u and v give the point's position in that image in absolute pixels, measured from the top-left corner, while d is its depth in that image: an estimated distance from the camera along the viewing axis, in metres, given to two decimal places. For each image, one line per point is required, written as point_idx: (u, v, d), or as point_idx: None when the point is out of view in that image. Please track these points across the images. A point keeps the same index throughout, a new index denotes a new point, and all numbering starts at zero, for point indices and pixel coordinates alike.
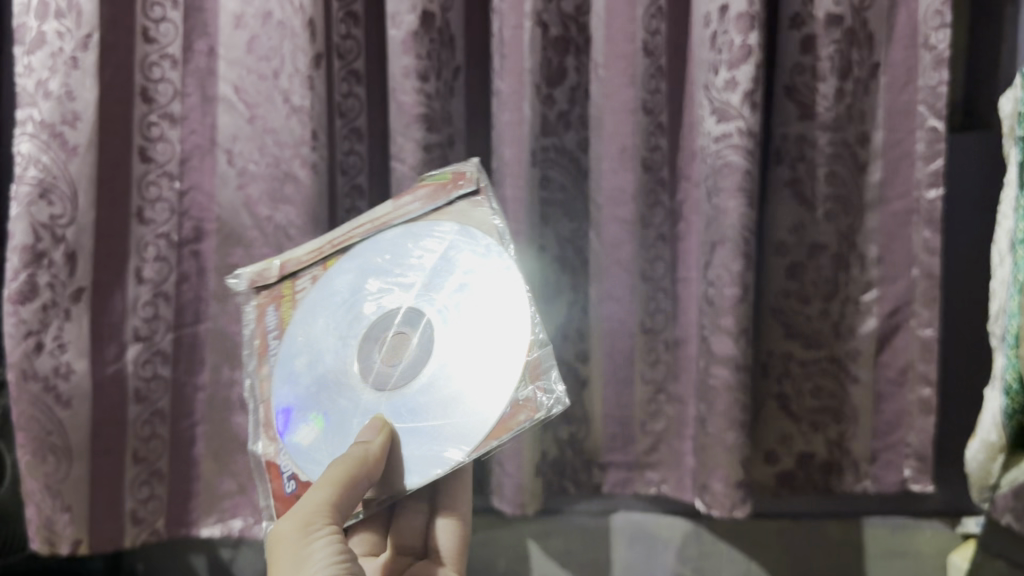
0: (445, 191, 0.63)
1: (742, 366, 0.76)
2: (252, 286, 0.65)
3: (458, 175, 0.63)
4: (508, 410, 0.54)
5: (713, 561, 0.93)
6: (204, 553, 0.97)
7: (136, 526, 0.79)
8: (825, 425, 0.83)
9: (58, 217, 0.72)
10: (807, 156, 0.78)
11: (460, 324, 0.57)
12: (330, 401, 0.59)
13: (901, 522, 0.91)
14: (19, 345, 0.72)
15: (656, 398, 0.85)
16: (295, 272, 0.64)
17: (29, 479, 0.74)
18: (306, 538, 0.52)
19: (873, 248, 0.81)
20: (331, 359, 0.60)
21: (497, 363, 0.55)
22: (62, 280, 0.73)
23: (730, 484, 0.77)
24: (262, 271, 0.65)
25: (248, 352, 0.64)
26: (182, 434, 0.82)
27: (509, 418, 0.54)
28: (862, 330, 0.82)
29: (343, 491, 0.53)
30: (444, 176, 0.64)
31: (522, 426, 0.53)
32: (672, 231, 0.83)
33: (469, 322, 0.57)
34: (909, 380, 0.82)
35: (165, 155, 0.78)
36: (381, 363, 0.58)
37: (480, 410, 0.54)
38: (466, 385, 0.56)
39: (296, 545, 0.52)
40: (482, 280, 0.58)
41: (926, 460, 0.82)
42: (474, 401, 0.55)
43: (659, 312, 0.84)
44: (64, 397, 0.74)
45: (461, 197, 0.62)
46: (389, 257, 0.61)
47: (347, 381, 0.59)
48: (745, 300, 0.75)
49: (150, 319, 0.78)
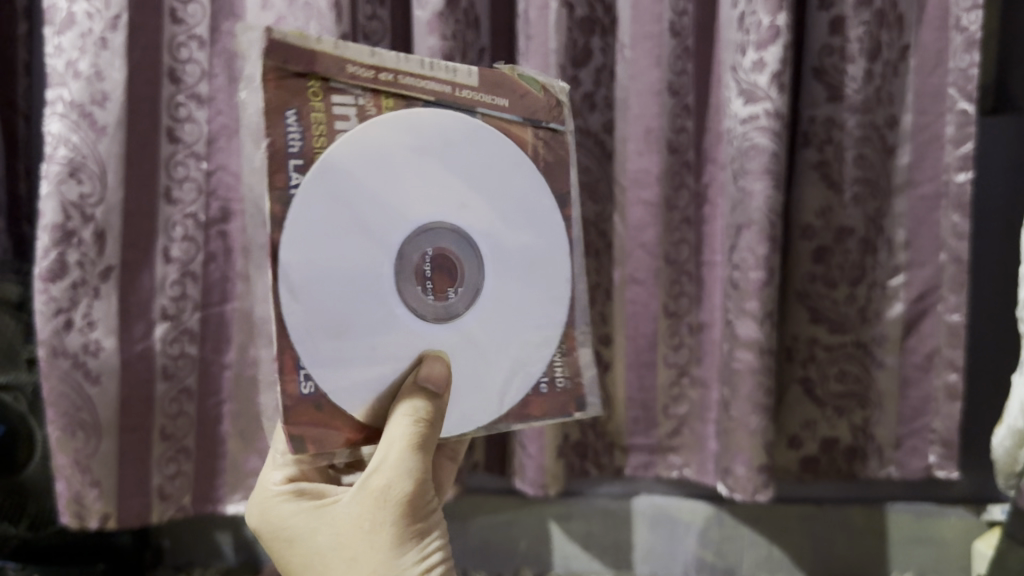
0: (534, 109, 0.55)
1: (767, 350, 0.76)
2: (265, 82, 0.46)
3: (548, 92, 0.56)
4: (534, 390, 0.55)
5: (735, 545, 0.93)
6: (230, 530, 0.97)
7: (163, 502, 0.80)
8: (850, 411, 0.83)
9: (87, 196, 0.72)
10: (836, 139, 0.77)
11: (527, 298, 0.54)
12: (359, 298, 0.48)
13: (923, 509, 0.90)
14: (48, 323, 0.73)
15: (680, 381, 0.85)
16: (359, 74, 0.48)
17: (58, 454, 0.75)
18: (417, 527, 0.47)
19: (901, 232, 0.81)
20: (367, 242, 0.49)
21: (545, 334, 0.55)
22: (92, 258, 0.74)
23: (753, 468, 0.77)
24: (297, 48, 0.47)
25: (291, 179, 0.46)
26: (209, 412, 0.82)
27: (537, 399, 0.55)
28: (889, 315, 0.82)
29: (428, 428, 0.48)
30: (531, 81, 0.55)
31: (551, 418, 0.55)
32: (697, 215, 0.83)
33: (530, 293, 0.55)
34: (936, 365, 0.82)
35: (193, 135, 0.78)
36: (437, 302, 0.51)
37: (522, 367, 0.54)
38: (519, 337, 0.54)
39: (411, 524, 0.47)
40: (554, 256, 0.56)
41: (952, 446, 0.82)
42: (513, 369, 0.54)
43: (683, 295, 0.84)
44: (93, 373, 0.75)
45: (548, 128, 0.56)
46: (473, 165, 0.52)
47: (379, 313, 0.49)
48: (771, 284, 0.75)
49: (178, 298, 0.78)
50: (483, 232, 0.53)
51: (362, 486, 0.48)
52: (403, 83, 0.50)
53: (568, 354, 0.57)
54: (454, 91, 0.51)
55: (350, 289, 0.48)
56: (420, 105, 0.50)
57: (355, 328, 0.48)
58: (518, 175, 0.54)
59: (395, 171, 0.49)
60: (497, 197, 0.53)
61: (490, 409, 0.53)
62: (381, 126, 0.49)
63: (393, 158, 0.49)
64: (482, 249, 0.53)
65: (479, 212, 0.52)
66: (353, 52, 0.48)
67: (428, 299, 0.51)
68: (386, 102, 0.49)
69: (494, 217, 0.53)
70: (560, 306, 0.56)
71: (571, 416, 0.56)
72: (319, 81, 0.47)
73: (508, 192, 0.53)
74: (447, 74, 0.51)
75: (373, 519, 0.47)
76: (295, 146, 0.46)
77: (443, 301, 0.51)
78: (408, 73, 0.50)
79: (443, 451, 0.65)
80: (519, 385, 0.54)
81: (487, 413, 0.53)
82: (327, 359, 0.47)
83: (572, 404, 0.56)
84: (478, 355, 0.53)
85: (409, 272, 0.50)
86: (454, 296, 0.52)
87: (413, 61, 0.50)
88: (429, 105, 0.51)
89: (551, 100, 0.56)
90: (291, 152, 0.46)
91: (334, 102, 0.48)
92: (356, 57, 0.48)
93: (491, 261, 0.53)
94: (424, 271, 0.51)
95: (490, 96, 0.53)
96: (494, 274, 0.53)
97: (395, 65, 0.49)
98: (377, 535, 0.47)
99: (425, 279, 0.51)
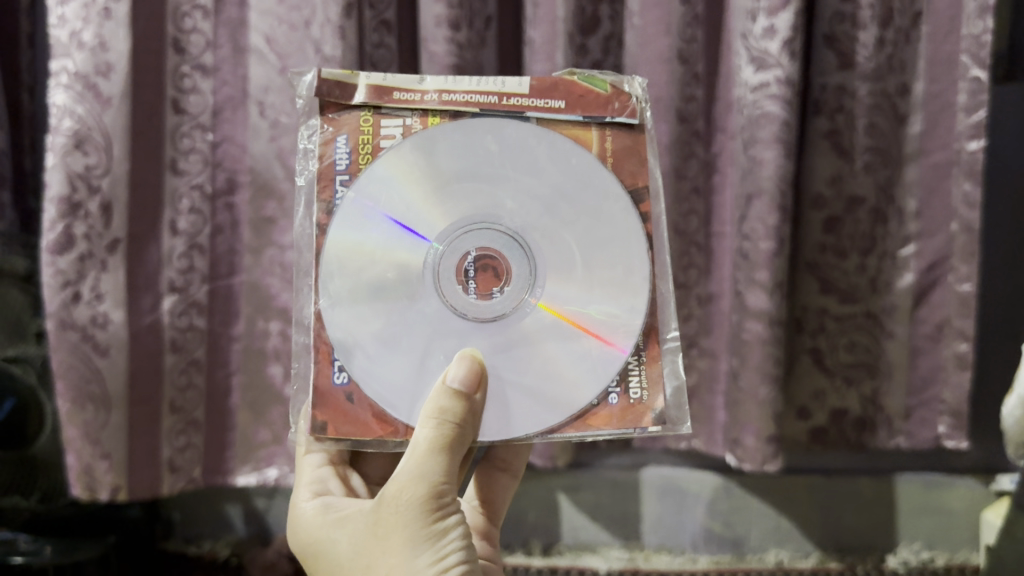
0: (598, 107, 0.56)
1: (776, 320, 0.76)
2: (324, 113, 0.56)
3: (618, 90, 0.57)
4: (602, 399, 0.54)
5: (743, 515, 0.93)
6: (241, 502, 0.97)
7: (173, 474, 0.80)
8: (859, 381, 0.83)
9: (93, 167, 0.72)
10: (847, 107, 0.77)
11: (587, 299, 0.55)
12: (398, 296, 0.55)
13: (933, 479, 0.90)
14: (56, 295, 0.72)
15: (689, 352, 0.85)
16: (412, 100, 0.55)
17: (68, 427, 0.74)
18: (436, 527, 0.48)
19: (912, 201, 0.80)
20: (398, 248, 0.55)
21: (612, 335, 0.55)
22: (98, 231, 0.73)
23: (762, 439, 0.78)
24: (344, 83, 0.56)
25: (337, 192, 0.55)
26: (218, 384, 0.82)
27: (604, 409, 0.54)
28: (899, 285, 0.82)
29: (455, 430, 0.50)
30: (597, 82, 0.57)
31: (617, 432, 0.54)
32: (707, 184, 0.82)
33: (597, 293, 0.55)
34: (946, 336, 0.81)
35: (198, 106, 0.78)
36: (480, 299, 0.55)
37: (581, 370, 0.54)
38: (576, 338, 0.55)
39: (429, 524, 0.48)
40: (628, 255, 0.55)
41: (961, 416, 0.82)
42: (575, 372, 0.54)
43: (692, 267, 0.83)
44: (102, 346, 0.74)
45: (618, 124, 0.57)
46: (519, 170, 0.55)
47: (422, 312, 0.55)
48: (781, 254, 0.75)
49: (186, 270, 0.78)
50: (533, 231, 0.55)
51: (384, 492, 0.50)
52: (446, 100, 0.55)
53: (648, 363, 0.55)
54: (501, 100, 0.56)
55: (381, 288, 0.54)
56: (468, 116, 0.55)
57: (392, 322, 0.54)
58: (567, 169, 0.56)
59: (440, 179, 0.55)
60: (553, 199, 0.56)
61: (550, 414, 0.54)
62: (427, 139, 0.55)
63: (439, 169, 0.55)
64: (534, 249, 0.55)
65: (532, 212, 0.55)
66: (398, 81, 0.56)
67: (470, 297, 0.55)
68: (430, 119, 0.55)
69: (547, 217, 0.56)
70: (637, 306, 0.55)
71: (647, 429, 0.55)
72: (372, 110, 0.56)
73: (548, 194, 0.56)
74: (495, 87, 0.56)
75: (385, 525, 0.48)
76: (342, 162, 0.55)
77: (487, 299, 0.55)
78: (453, 91, 0.56)
79: (494, 462, 0.66)
80: (582, 389, 0.54)
81: (549, 417, 0.54)
82: (365, 349, 0.54)
83: (648, 415, 0.55)
84: (535, 354, 0.55)
85: (450, 271, 0.55)
86: (499, 294, 0.55)
87: (461, 80, 0.56)
88: (476, 117, 0.56)
89: (618, 97, 0.57)
90: (337, 168, 0.55)
91: (381, 123, 0.56)
92: (406, 86, 0.56)
93: (544, 260, 0.55)
94: (467, 271, 0.55)
95: (545, 100, 0.56)
96: (550, 271, 0.55)
97: (440, 89, 0.56)
98: (389, 538, 0.48)
99: (468, 278, 0.55)
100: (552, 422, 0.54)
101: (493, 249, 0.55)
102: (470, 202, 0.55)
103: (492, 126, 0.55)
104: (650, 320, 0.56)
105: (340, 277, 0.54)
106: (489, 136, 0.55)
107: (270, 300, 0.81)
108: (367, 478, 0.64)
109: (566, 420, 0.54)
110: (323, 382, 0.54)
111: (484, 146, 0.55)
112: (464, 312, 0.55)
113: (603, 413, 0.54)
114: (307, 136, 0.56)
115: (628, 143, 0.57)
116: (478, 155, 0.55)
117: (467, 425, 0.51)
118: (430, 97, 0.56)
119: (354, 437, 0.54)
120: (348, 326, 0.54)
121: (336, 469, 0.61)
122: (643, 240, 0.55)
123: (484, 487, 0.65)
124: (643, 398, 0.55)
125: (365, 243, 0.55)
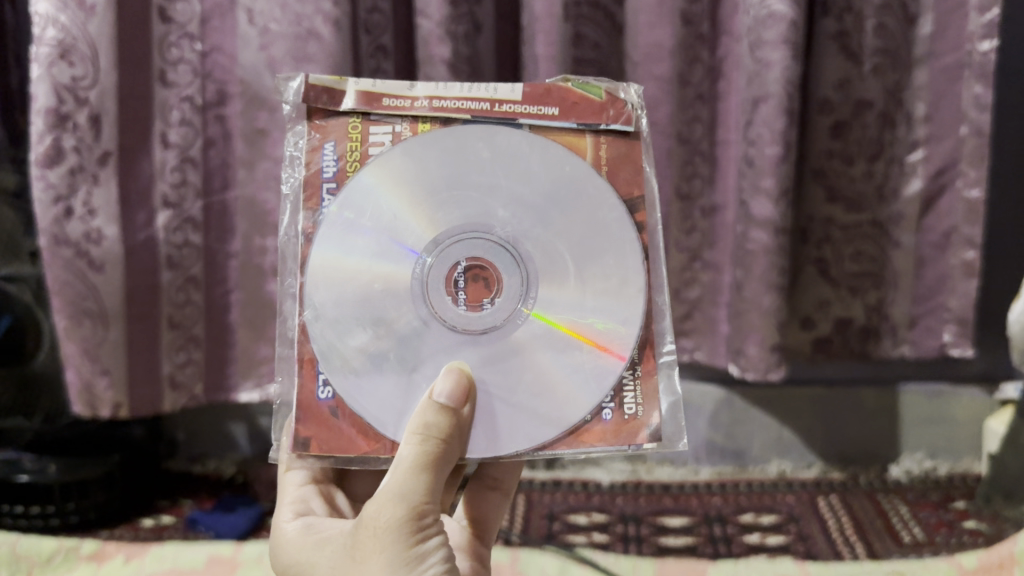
0: (592, 114, 0.50)
1: (781, 229, 0.75)
2: (309, 117, 0.49)
3: (613, 96, 0.50)
4: (595, 414, 0.48)
5: (744, 427, 0.93)
6: (244, 420, 0.97)
7: (175, 390, 0.80)
8: (864, 291, 0.82)
9: (80, 78, 0.70)
10: (855, 7, 0.75)
11: (586, 310, 0.48)
12: (383, 314, 0.47)
13: (935, 389, 0.90)
14: (48, 210, 0.71)
15: (692, 265, 0.84)
16: (400, 104, 0.48)
17: (66, 343, 0.74)
18: (418, 551, 0.42)
19: (920, 105, 0.78)
20: (384, 257, 0.47)
21: (608, 348, 0.48)
22: (88, 143, 0.71)
23: (766, 349, 0.78)
24: (331, 88, 0.48)
25: (325, 199, 0.48)
26: (217, 300, 0.81)
27: (597, 425, 0.48)
28: (906, 192, 0.80)
29: (442, 446, 0.44)
30: (591, 88, 0.50)
31: (609, 450, 0.48)
32: (712, 91, 0.80)
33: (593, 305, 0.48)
34: (953, 244, 0.80)
35: (185, 15, 0.75)
36: (472, 314, 0.48)
37: (577, 386, 0.48)
38: (573, 353, 0.48)
39: (409, 548, 0.42)
40: (622, 264, 0.48)
41: (967, 325, 0.81)
42: (569, 386, 0.48)
43: (696, 177, 0.81)
44: (97, 262, 0.73)
45: (613, 131, 0.50)
46: (514, 172, 0.48)
47: (411, 334, 0.47)
48: (787, 160, 0.73)
49: (179, 185, 0.76)
50: (527, 240, 0.48)
51: (363, 512, 0.43)
52: (437, 106, 0.49)
53: (644, 377, 0.49)
54: (493, 106, 0.49)
55: (365, 305, 0.47)
56: (459, 123, 0.49)
57: (382, 338, 0.47)
58: (562, 169, 0.48)
59: (429, 182, 0.48)
60: (548, 201, 0.48)
61: (541, 428, 0.47)
62: (419, 145, 0.48)
63: (426, 164, 0.48)
64: (529, 259, 0.48)
65: (527, 220, 0.48)
66: (388, 86, 0.49)
67: (459, 309, 0.48)
68: (420, 128, 0.49)
69: (541, 223, 0.48)
70: (634, 315, 0.48)
71: (642, 447, 0.48)
72: (360, 116, 0.49)
73: (544, 192, 0.48)
74: (486, 92, 0.49)
75: (362, 548, 0.42)
76: (329, 170, 0.48)
77: (478, 312, 0.48)
78: (444, 97, 0.49)
79: (484, 481, 0.58)
80: (576, 404, 0.47)
81: (538, 438, 0.47)
82: (350, 371, 0.47)
83: (643, 432, 0.48)
84: (527, 366, 0.48)
85: (439, 281, 0.48)
86: (489, 306, 0.48)
87: (452, 85, 0.49)
88: (469, 123, 0.49)
89: (614, 104, 0.50)
90: (324, 176, 0.48)
91: (369, 131, 0.48)
92: (394, 90, 0.49)
93: (539, 271, 0.48)
94: (456, 281, 0.48)
95: (538, 107, 0.49)
96: (544, 279, 0.48)
97: (432, 92, 0.49)
98: (366, 565, 0.42)
99: (458, 289, 0.48)
100: (541, 441, 0.47)
101: (487, 256, 0.48)
102: (461, 202, 0.48)
103: (484, 127, 0.48)
104: (646, 328, 0.49)
105: (323, 293, 0.47)
106: (483, 133, 0.48)
107: (264, 216, 0.79)
108: (354, 497, 0.56)
109: (559, 436, 0.47)
110: (305, 407, 0.47)
111: (477, 146, 0.48)
112: (456, 329, 0.48)
113: (596, 430, 0.48)
114: (293, 143, 0.49)
115: (624, 150, 0.50)
116: (468, 154, 0.48)
117: (455, 439, 0.45)
118: (418, 102, 0.49)
119: (338, 454, 0.47)
120: (332, 344, 0.47)
121: (319, 487, 0.53)
122: (639, 251, 0.48)
123: (473, 505, 0.58)
124: (637, 413, 0.48)
125: (350, 253, 0.47)
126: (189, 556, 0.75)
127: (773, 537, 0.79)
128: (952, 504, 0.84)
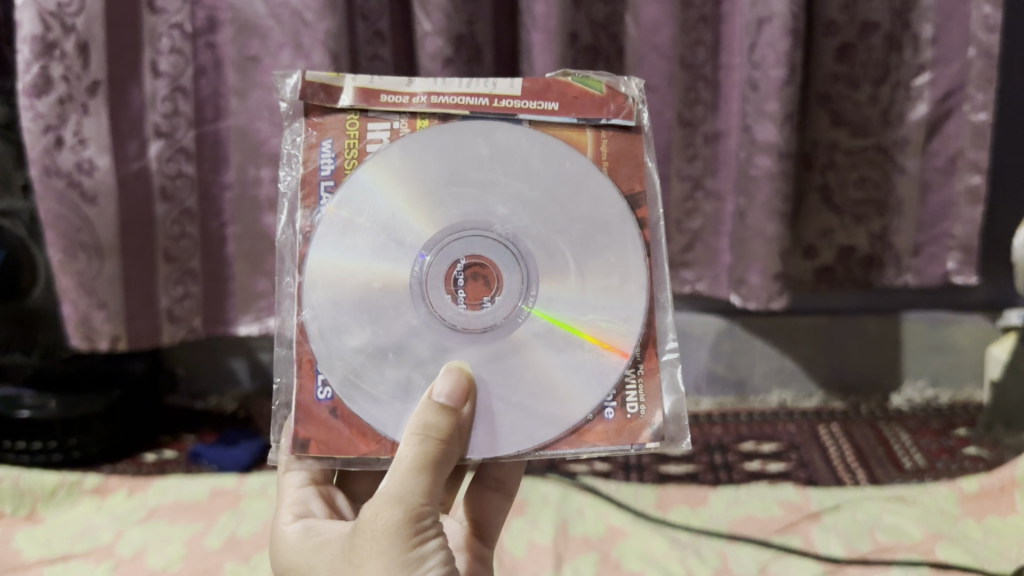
0: (592, 110, 0.47)
1: (785, 154, 0.74)
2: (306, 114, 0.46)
3: (614, 91, 0.47)
4: (597, 414, 0.45)
5: (745, 357, 0.92)
6: (244, 355, 0.97)
7: (173, 323, 0.80)
8: (869, 219, 0.82)
9: (66, 5, 0.67)
10: None
11: (588, 306, 0.45)
12: (379, 315, 0.44)
13: (939, 318, 0.90)
14: (39, 140, 0.70)
15: (693, 195, 0.83)
16: (399, 100, 0.46)
17: (61, 276, 0.73)
18: (416, 556, 0.40)
19: (928, 27, 0.75)
20: (379, 255, 0.44)
21: (610, 349, 0.45)
22: (76, 72, 0.69)
23: (768, 277, 0.77)
24: (327, 85, 0.46)
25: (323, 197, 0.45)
26: (214, 233, 0.80)
27: (599, 424, 0.45)
28: (911, 117, 0.78)
29: (443, 448, 0.41)
30: (591, 82, 0.47)
31: (610, 450, 0.45)
32: (715, 13, 0.77)
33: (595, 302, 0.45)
34: (958, 168, 0.79)
35: None
36: (475, 313, 0.45)
37: (579, 384, 0.45)
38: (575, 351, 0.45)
39: (406, 551, 0.40)
40: (625, 259, 0.45)
41: (971, 252, 0.81)
42: (571, 385, 0.45)
43: (698, 103, 0.80)
44: (90, 194, 0.72)
45: (614, 127, 0.47)
46: (514, 168, 0.45)
47: (410, 335, 0.44)
48: (792, 83, 0.71)
49: (171, 115, 0.75)
50: (527, 235, 0.45)
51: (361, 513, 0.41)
52: (435, 102, 0.45)
53: (646, 375, 0.46)
54: (492, 102, 0.46)
55: (362, 307, 0.44)
56: (458, 119, 0.45)
57: (379, 341, 0.44)
58: (563, 162, 0.45)
59: (425, 180, 0.45)
60: (549, 196, 0.45)
61: (543, 428, 0.44)
62: (415, 141, 0.45)
63: (423, 154, 0.45)
64: (530, 256, 0.45)
65: (529, 216, 0.45)
66: (386, 82, 0.46)
67: (459, 308, 0.44)
68: (418, 124, 0.45)
69: (542, 219, 0.45)
70: (636, 312, 0.45)
71: (644, 447, 0.45)
72: (358, 113, 0.46)
73: (546, 185, 0.45)
74: (485, 88, 0.46)
75: (358, 550, 0.40)
76: (326, 168, 0.45)
77: (478, 310, 0.45)
78: (442, 92, 0.46)
79: (487, 481, 0.55)
80: (577, 405, 0.44)
81: (538, 438, 0.44)
82: (349, 373, 0.44)
83: (645, 432, 0.45)
84: (527, 365, 0.44)
85: (437, 279, 0.44)
86: (489, 305, 0.45)
87: (450, 80, 0.46)
88: (468, 119, 0.46)
89: (614, 98, 0.47)
90: (321, 174, 0.45)
91: (368, 127, 0.46)
92: (391, 86, 0.46)
93: (540, 268, 0.45)
94: (455, 279, 0.45)
95: (537, 102, 0.46)
96: (544, 276, 0.45)
97: (430, 88, 0.46)
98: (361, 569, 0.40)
99: (457, 288, 0.45)
100: (540, 442, 0.44)
101: (487, 251, 0.45)
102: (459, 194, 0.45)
103: (483, 121, 0.45)
104: (646, 327, 0.46)
105: (321, 293, 0.44)
106: (480, 126, 0.45)
107: (258, 146, 0.78)
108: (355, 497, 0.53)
109: (560, 436, 0.44)
110: (303, 411, 0.44)
111: (476, 141, 0.45)
112: (457, 327, 0.44)
113: (597, 429, 0.45)
114: (290, 141, 0.47)
115: (624, 145, 0.47)
116: (467, 148, 0.45)
117: (457, 439, 0.42)
118: (414, 98, 0.46)
119: (339, 455, 0.44)
120: (332, 344, 0.44)
121: (320, 489, 0.49)
122: (640, 247, 0.45)
123: (474, 504, 0.55)
124: (640, 413, 0.45)
125: (343, 251, 0.44)
126: (191, 490, 0.75)
127: (774, 464, 0.79)
128: (954, 430, 0.84)
